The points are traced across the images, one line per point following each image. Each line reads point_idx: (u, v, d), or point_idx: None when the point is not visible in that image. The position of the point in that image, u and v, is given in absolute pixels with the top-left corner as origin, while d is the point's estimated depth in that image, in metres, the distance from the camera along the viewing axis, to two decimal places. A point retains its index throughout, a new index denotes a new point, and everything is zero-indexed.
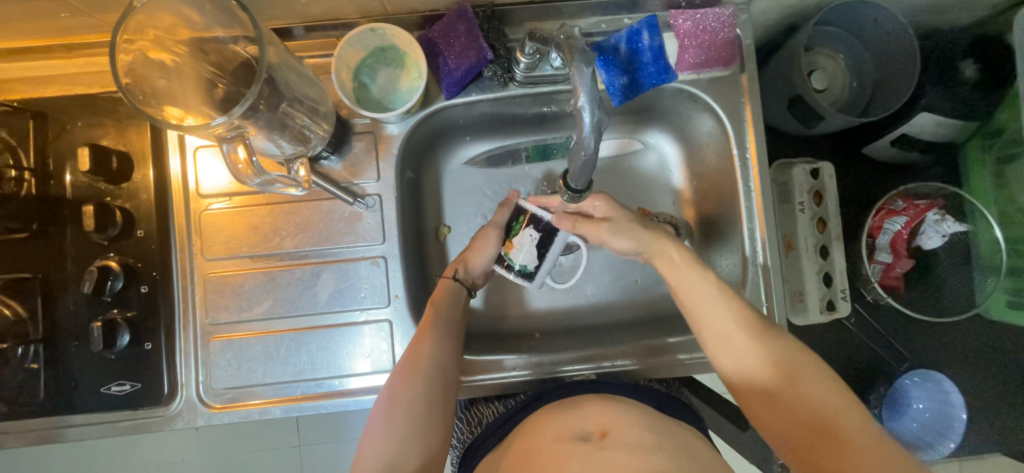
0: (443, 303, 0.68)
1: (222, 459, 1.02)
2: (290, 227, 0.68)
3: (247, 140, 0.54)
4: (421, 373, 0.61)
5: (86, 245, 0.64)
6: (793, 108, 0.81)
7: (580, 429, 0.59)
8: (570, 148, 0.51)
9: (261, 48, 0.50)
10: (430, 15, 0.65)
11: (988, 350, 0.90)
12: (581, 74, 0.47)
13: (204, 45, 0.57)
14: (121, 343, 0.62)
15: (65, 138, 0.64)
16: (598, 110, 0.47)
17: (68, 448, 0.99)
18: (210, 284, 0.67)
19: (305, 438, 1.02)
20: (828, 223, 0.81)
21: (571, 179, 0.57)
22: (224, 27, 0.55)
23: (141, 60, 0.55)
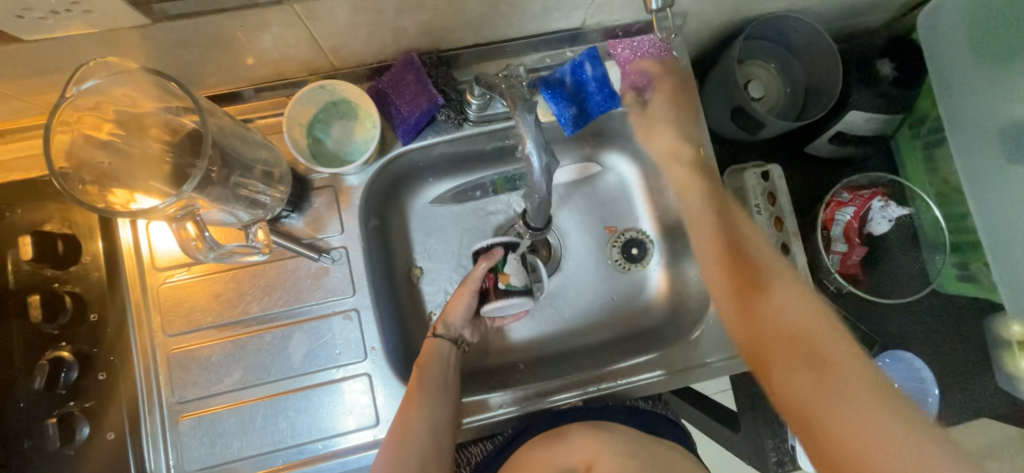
0: (431, 361, 0.68)
1: None
2: (255, 291, 0.66)
3: (197, 216, 0.53)
4: (412, 433, 0.63)
5: (34, 337, 0.60)
6: (736, 119, 0.85)
7: (565, 462, 0.65)
8: (526, 189, 0.56)
9: (202, 120, 0.49)
10: (377, 66, 0.66)
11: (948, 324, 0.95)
12: (525, 122, 0.50)
13: (143, 120, 0.56)
14: (82, 435, 0.59)
15: (4, 226, 0.61)
16: (545, 154, 0.51)
17: None
18: (175, 360, 0.65)
19: None
20: (785, 221, 0.85)
21: (530, 217, 0.61)
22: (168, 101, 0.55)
23: (79, 142, 0.53)
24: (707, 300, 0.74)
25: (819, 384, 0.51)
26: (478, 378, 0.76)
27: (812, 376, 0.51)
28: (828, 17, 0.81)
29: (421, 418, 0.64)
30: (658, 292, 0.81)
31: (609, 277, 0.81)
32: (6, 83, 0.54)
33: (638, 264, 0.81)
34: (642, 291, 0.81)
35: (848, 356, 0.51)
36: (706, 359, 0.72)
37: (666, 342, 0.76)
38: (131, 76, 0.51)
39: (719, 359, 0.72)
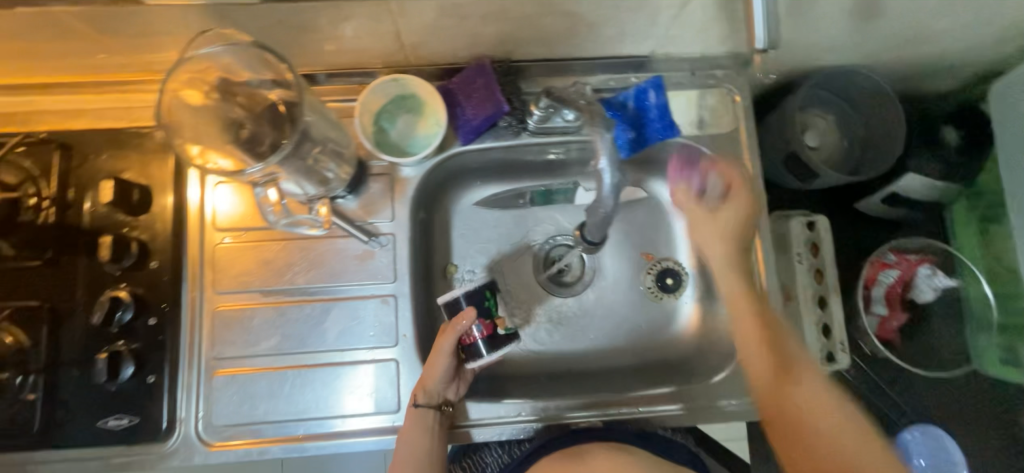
0: (413, 427, 0.65)
1: None
2: (302, 263, 0.69)
3: (276, 183, 0.58)
4: (409, 450, 0.65)
5: (97, 275, 0.64)
6: (789, 167, 0.84)
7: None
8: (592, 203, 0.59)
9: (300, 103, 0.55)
10: (450, 67, 0.69)
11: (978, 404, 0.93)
12: (603, 140, 0.54)
13: (235, 88, 0.60)
14: (125, 375, 0.62)
15: (86, 168, 0.66)
16: (616, 172, 0.55)
17: None
18: (219, 317, 0.67)
19: None
20: (826, 275, 0.84)
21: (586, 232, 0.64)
22: (260, 72, 0.59)
23: (174, 96, 0.58)
24: None
25: (804, 404, 0.59)
26: (498, 383, 0.77)
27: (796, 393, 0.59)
28: (895, 77, 0.81)
29: (418, 439, 0.65)
30: (689, 325, 0.80)
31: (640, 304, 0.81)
32: (117, 41, 0.59)
33: (671, 294, 0.81)
34: (672, 322, 0.81)
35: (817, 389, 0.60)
36: (728, 401, 0.72)
37: (697, 378, 0.75)
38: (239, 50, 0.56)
39: (747, 401, 0.71)
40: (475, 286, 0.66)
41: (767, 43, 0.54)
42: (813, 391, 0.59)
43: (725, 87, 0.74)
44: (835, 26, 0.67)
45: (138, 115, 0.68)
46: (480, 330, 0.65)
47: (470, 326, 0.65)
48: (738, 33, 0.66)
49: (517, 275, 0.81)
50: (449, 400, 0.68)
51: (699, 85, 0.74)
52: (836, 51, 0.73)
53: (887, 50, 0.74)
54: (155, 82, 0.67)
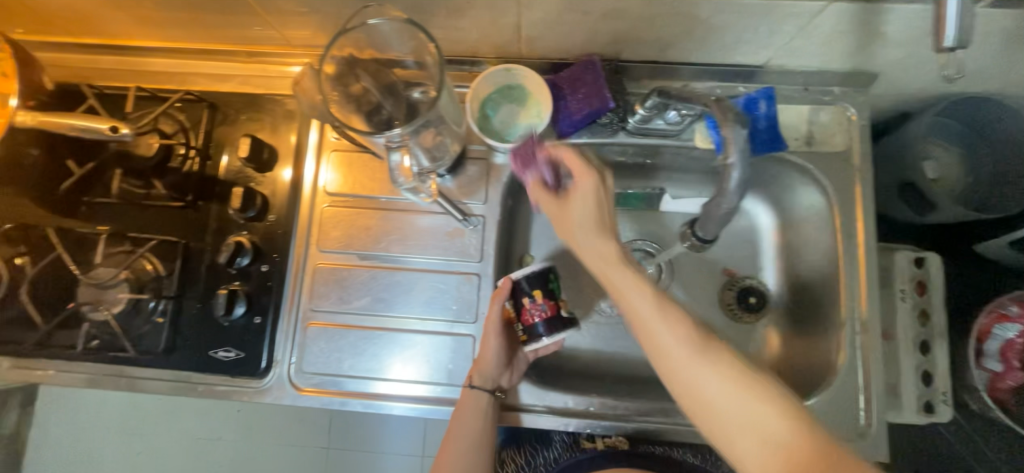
0: (466, 415, 0.67)
1: (256, 443, 1.15)
2: (396, 234, 0.73)
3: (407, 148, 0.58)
4: (461, 425, 0.67)
5: (226, 221, 0.72)
6: (903, 195, 0.81)
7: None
8: (711, 201, 0.58)
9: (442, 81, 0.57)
10: (558, 62, 0.71)
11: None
12: (736, 134, 0.52)
13: (374, 67, 0.65)
14: (237, 312, 0.69)
15: (227, 127, 0.75)
16: (746, 167, 0.53)
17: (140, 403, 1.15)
18: (319, 273, 0.73)
19: (333, 441, 1.14)
20: (932, 317, 0.77)
21: (702, 229, 0.64)
22: (403, 48, 0.63)
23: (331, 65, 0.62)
24: (826, 371, 0.70)
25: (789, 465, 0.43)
26: (562, 377, 0.77)
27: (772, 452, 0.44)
28: None
29: (470, 415, 0.67)
30: (769, 349, 0.77)
31: (720, 322, 0.77)
32: (273, 16, 0.66)
33: (752, 314, 0.77)
34: (750, 342, 0.77)
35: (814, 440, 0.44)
36: None
37: None
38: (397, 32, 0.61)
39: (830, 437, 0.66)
40: (539, 269, 0.65)
41: (958, 42, 0.48)
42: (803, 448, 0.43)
43: (840, 105, 0.71)
44: (982, 49, 0.62)
45: (275, 85, 0.76)
46: (544, 309, 0.65)
47: (536, 306, 0.64)
48: (865, 49, 0.63)
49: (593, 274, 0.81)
50: (502, 387, 0.69)
51: (812, 101, 0.71)
52: (975, 77, 0.68)
53: None
54: (293, 56, 0.75)
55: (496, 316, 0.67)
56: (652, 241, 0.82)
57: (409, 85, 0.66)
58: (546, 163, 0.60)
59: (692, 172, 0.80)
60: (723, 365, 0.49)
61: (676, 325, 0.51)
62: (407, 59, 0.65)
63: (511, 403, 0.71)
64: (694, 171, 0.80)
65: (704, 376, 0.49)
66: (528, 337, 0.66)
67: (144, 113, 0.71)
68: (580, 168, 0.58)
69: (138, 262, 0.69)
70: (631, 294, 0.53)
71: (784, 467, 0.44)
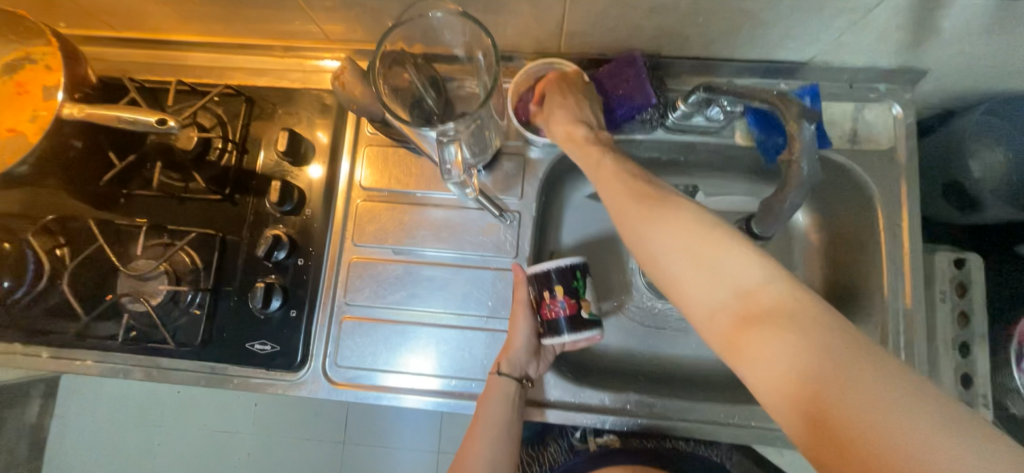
0: (492, 403, 0.66)
1: (272, 438, 1.15)
2: (430, 229, 0.73)
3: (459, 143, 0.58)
4: (487, 412, 0.66)
5: (264, 215, 0.72)
6: (948, 196, 0.78)
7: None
8: (769, 199, 0.59)
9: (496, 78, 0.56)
10: (598, 57, 0.71)
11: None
12: (802, 134, 0.53)
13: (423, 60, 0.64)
14: (274, 306, 0.69)
15: (265, 121, 0.75)
16: (813, 164, 0.54)
17: (159, 394, 1.16)
18: (354, 267, 0.73)
19: (350, 436, 1.14)
20: (972, 319, 0.76)
21: (758, 226, 0.64)
22: (451, 39, 0.63)
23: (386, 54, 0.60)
24: None
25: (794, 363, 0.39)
26: (595, 375, 0.76)
27: (776, 351, 0.40)
28: None
29: (496, 401, 0.66)
30: None
31: None
32: (315, 10, 0.66)
33: None
34: None
35: (816, 346, 0.39)
36: None
37: None
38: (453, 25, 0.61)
39: None
40: (566, 265, 0.63)
41: None
42: (816, 346, 0.39)
43: (886, 103, 0.70)
44: None
45: (311, 80, 0.76)
46: (564, 306, 0.64)
47: (556, 300, 0.63)
48: (917, 45, 0.62)
49: (621, 273, 0.82)
50: (529, 376, 0.69)
51: (856, 98, 0.70)
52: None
53: None
54: (330, 50, 0.75)
55: (523, 300, 0.67)
56: None
57: (450, 81, 0.67)
58: (535, 103, 0.69)
59: (727, 170, 0.79)
60: (727, 270, 0.45)
61: (680, 240, 0.48)
62: (453, 52, 0.65)
63: (535, 393, 0.71)
64: (732, 168, 0.79)
65: (711, 288, 0.46)
66: (547, 331, 0.65)
67: (184, 107, 0.72)
68: (566, 101, 0.65)
69: (177, 254, 0.70)
70: (638, 222, 0.52)
71: (796, 375, 0.39)
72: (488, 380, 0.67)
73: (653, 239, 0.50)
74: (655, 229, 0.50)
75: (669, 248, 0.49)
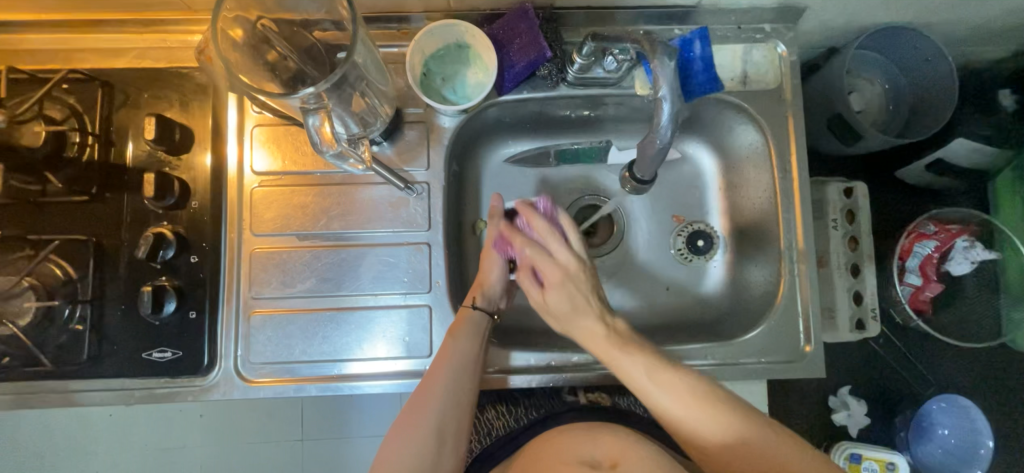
0: (463, 334, 0.65)
1: (232, 449, 1.03)
2: (337, 208, 0.69)
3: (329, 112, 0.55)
4: (454, 345, 0.64)
5: (142, 213, 0.65)
6: (834, 129, 0.84)
7: (590, 457, 0.58)
8: (643, 141, 0.58)
9: (353, 45, 0.51)
10: (490, 13, 0.68)
11: (999, 373, 0.94)
12: (664, 67, 0.52)
13: (292, 27, 0.59)
14: (168, 309, 0.64)
15: (129, 108, 0.67)
16: (676, 101, 0.54)
17: (47, 436, 0.98)
18: (256, 259, 0.68)
19: (308, 432, 1.04)
20: (861, 242, 0.83)
21: (637, 170, 0.63)
22: (316, 6, 0.57)
23: (243, 23, 0.56)
24: (770, 301, 0.73)
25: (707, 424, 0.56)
26: (525, 337, 0.77)
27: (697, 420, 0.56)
28: (949, 39, 0.78)
29: (467, 334, 0.65)
30: (719, 288, 0.80)
31: (668, 266, 0.80)
32: None
33: (702, 257, 0.79)
34: (700, 283, 0.80)
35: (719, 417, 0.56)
36: (755, 359, 0.70)
37: (723, 335, 0.74)
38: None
39: (775, 361, 0.70)
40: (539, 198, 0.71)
41: None
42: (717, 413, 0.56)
43: (771, 42, 0.72)
44: None
45: (179, 56, 0.68)
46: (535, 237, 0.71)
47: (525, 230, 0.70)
48: None
49: None
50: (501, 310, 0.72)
51: (745, 40, 0.72)
52: (890, 8, 0.70)
53: (945, 5, 0.70)
54: (196, 22, 0.67)
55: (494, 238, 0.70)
56: (601, 193, 0.82)
57: (332, 50, 0.60)
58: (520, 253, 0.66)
59: (635, 122, 0.79)
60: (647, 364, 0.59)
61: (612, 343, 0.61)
62: (324, 19, 0.58)
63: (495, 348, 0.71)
64: (640, 120, 0.79)
65: (643, 374, 0.59)
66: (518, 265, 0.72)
67: (24, 99, 0.63)
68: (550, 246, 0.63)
69: (43, 266, 0.62)
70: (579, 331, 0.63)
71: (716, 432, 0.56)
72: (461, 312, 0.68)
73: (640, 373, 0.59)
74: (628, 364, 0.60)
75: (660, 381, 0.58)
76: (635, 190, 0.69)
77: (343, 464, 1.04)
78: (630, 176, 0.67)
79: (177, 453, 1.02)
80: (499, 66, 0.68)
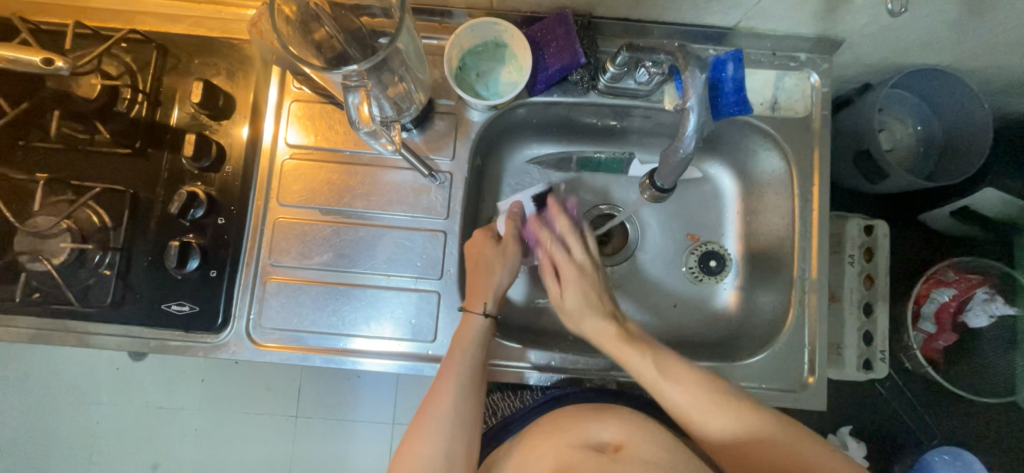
0: (469, 344, 0.65)
1: (228, 415, 1.05)
2: (362, 189, 0.72)
3: (368, 90, 0.57)
4: (457, 362, 0.64)
5: (178, 171, 0.69)
6: (860, 165, 0.84)
7: (596, 439, 0.60)
8: (666, 149, 0.58)
9: (399, 30, 0.53)
10: (531, 16, 0.70)
11: (1011, 434, 0.91)
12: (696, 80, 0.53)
13: (341, 9, 0.61)
14: (191, 266, 0.66)
15: (180, 71, 0.70)
16: (703, 112, 0.54)
17: (62, 378, 1.03)
18: (279, 227, 0.71)
19: (304, 409, 1.06)
20: (876, 281, 0.82)
21: (658, 177, 0.63)
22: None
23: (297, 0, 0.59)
24: (777, 329, 0.72)
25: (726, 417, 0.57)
26: (529, 334, 0.78)
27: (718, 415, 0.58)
28: (986, 87, 0.77)
29: (472, 343, 0.66)
30: (726, 310, 0.80)
31: (677, 283, 0.81)
32: None
33: (712, 277, 0.80)
34: (709, 304, 0.80)
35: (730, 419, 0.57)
36: (758, 384, 0.69)
37: (726, 357, 0.74)
38: None
39: (777, 388, 0.70)
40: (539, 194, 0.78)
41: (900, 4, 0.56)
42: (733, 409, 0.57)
43: (805, 72, 0.73)
44: (941, 18, 0.63)
45: (231, 28, 0.72)
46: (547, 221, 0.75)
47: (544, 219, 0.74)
48: (830, 14, 0.65)
49: None
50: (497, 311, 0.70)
51: (778, 67, 0.73)
52: (928, 50, 0.70)
53: (987, 52, 0.70)
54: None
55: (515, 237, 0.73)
56: (616, 203, 0.83)
57: (376, 34, 0.63)
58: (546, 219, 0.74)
59: (661, 137, 0.80)
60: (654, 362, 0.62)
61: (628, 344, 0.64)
62: (373, 6, 0.61)
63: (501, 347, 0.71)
64: (665, 136, 0.80)
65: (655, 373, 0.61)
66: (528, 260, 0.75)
67: (84, 53, 0.67)
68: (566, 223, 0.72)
69: (81, 211, 0.66)
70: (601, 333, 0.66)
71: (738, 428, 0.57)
72: (465, 318, 0.67)
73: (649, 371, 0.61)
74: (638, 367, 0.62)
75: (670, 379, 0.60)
76: (654, 200, 0.68)
77: (335, 444, 1.06)
78: (649, 184, 0.67)
79: (179, 410, 1.05)
80: (533, 68, 0.69)
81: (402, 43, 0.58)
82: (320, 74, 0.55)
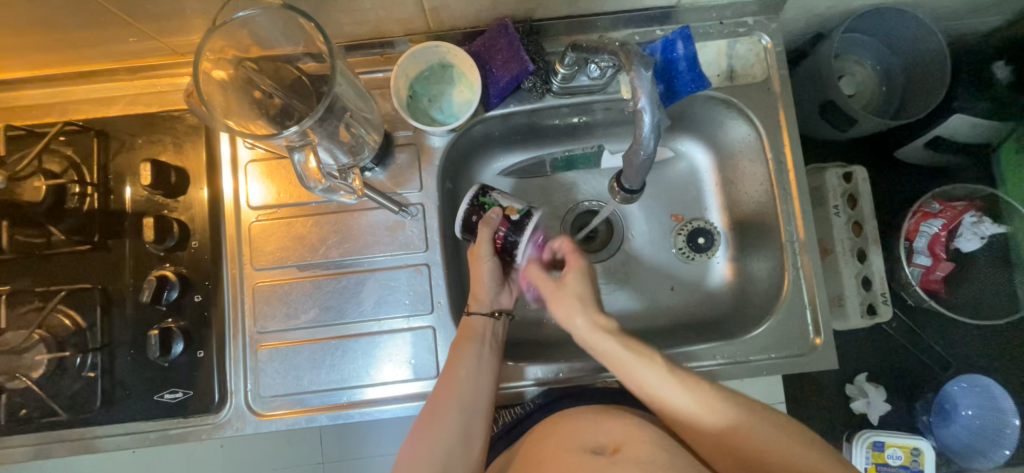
0: (466, 338, 0.66)
1: None
2: (335, 237, 0.70)
3: (315, 146, 0.56)
4: (457, 366, 0.64)
5: (144, 256, 0.66)
6: (826, 115, 0.83)
7: (595, 443, 0.58)
8: (628, 150, 0.56)
9: (331, 78, 0.52)
10: (471, 31, 0.69)
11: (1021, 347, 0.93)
12: (641, 78, 0.51)
13: (273, 63, 0.60)
14: (176, 350, 0.65)
15: (124, 155, 0.68)
16: (657, 111, 0.53)
17: None
18: (259, 292, 0.69)
19: (328, 456, 1.04)
20: (864, 227, 0.81)
21: (625, 178, 0.60)
22: (291, 43, 0.58)
23: (226, 65, 0.58)
24: (776, 294, 0.72)
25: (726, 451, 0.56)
26: (531, 347, 0.77)
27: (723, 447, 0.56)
28: (935, 14, 0.77)
29: (469, 341, 0.66)
30: (724, 286, 0.79)
31: (670, 266, 0.80)
32: (144, 23, 0.60)
33: (704, 254, 0.79)
34: (705, 281, 0.80)
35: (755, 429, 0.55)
36: (766, 355, 0.69)
37: (729, 333, 0.73)
38: (278, 16, 0.54)
39: (786, 355, 0.69)
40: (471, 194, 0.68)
41: None
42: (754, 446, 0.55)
43: (755, 35, 0.72)
44: None
45: (171, 100, 0.70)
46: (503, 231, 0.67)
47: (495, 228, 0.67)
48: None
49: (566, 192, 0.82)
50: (502, 306, 0.72)
51: (728, 34, 0.72)
52: None
53: None
54: (185, 64, 0.69)
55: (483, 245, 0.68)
56: (599, 199, 0.82)
57: (315, 81, 0.60)
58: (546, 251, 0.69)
59: (625, 125, 0.79)
60: (657, 382, 0.57)
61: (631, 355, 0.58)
62: (304, 53, 0.59)
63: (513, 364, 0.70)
64: (630, 123, 0.79)
65: (665, 389, 0.57)
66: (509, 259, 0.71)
67: (24, 155, 0.64)
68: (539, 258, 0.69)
69: (53, 317, 0.64)
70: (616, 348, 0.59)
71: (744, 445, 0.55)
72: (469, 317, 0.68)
73: (655, 381, 0.57)
74: (640, 374, 0.58)
75: (675, 389, 0.56)
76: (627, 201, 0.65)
77: None
78: (618, 188, 0.64)
79: None
80: (483, 82, 0.68)
81: (339, 88, 0.56)
82: (261, 141, 0.53)
